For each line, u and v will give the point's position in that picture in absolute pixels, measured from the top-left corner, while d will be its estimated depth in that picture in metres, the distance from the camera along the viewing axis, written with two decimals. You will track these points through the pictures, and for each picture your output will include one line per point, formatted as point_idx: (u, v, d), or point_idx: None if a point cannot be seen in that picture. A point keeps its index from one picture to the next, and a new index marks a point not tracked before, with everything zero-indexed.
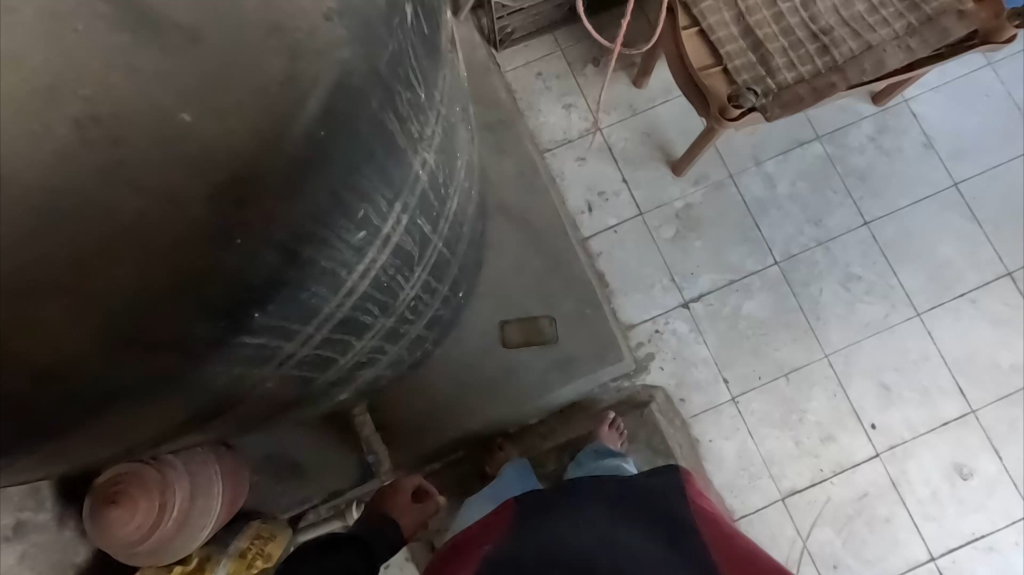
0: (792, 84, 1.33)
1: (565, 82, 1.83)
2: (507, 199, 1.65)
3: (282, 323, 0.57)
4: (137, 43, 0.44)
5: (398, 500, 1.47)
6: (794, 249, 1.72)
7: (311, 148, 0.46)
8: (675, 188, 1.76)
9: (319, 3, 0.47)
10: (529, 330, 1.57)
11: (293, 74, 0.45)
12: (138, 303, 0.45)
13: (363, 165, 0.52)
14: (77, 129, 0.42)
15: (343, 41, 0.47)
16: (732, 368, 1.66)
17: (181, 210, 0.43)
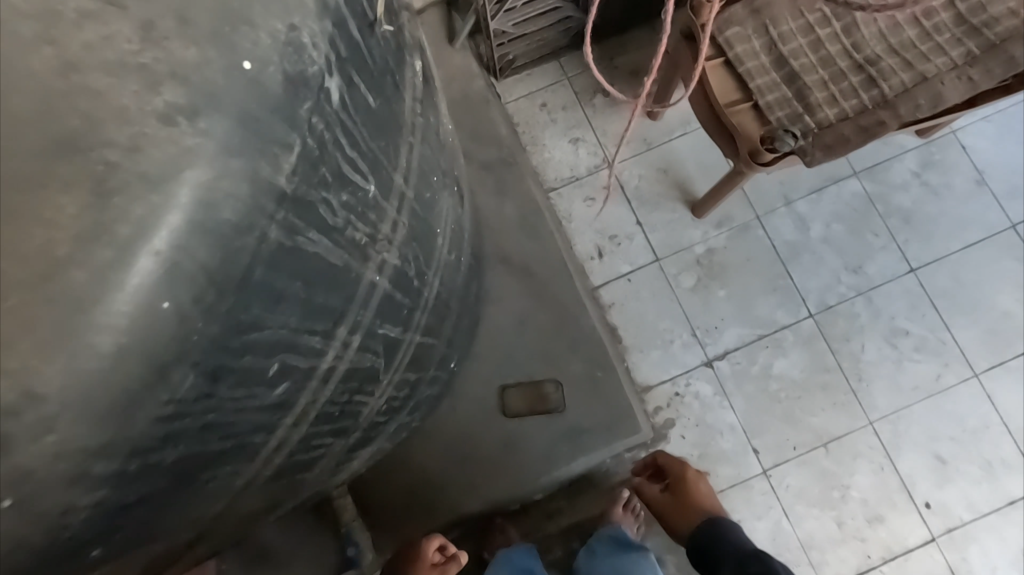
0: (835, 121, 1.15)
1: (572, 113, 1.66)
2: (507, 247, 1.50)
3: (178, 500, 0.54)
4: None
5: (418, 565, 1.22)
6: (831, 300, 1.53)
7: (144, 320, 0.42)
8: (696, 231, 1.58)
9: (137, 101, 0.42)
10: (534, 395, 1.40)
11: (104, 222, 0.40)
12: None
13: (251, 324, 0.48)
14: None
15: (179, 164, 0.42)
16: (763, 436, 1.47)
17: None
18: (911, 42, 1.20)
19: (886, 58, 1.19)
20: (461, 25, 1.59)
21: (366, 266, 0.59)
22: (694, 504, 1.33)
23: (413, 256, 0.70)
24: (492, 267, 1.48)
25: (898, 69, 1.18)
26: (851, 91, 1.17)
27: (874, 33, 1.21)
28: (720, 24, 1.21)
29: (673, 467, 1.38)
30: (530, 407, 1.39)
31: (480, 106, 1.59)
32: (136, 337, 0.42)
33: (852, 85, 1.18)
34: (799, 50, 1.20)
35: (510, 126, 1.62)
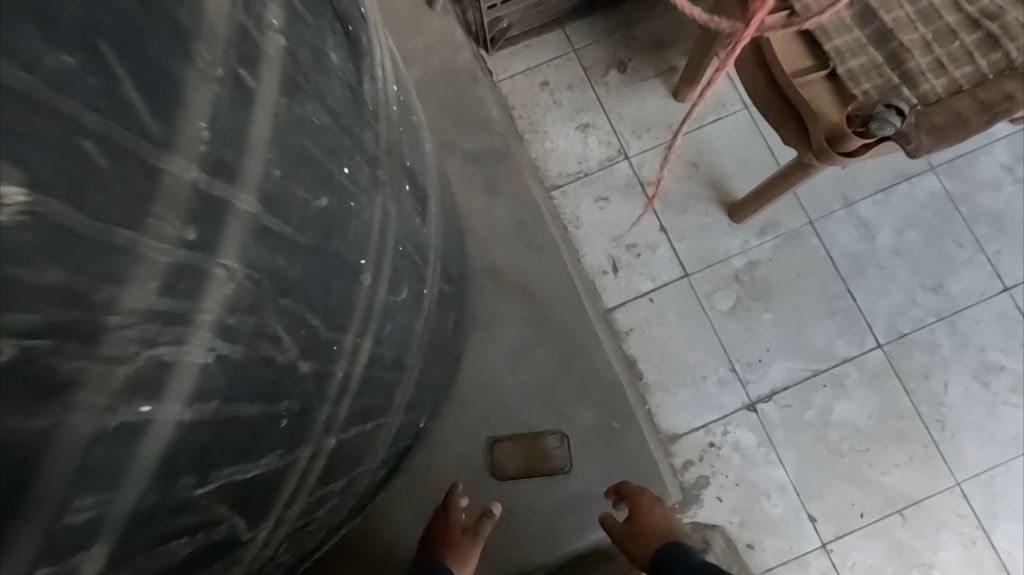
0: (944, 95, 0.84)
1: (581, 94, 1.35)
2: (499, 260, 1.20)
3: None
4: None
5: (450, 534, 1.03)
6: (905, 327, 1.22)
7: None
8: (734, 239, 1.28)
9: None
10: (532, 451, 1.11)
11: None
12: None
13: None
14: None
15: None
16: (821, 500, 1.17)
17: None
18: None
19: (1011, 10, 0.87)
20: None
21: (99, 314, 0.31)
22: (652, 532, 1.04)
23: None
24: (480, 284, 1.18)
25: None
26: (965, 54, 0.86)
27: None
28: None
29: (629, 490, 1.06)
30: (528, 466, 1.10)
31: (465, 85, 1.27)
32: None
33: (966, 46, 0.86)
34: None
35: (504, 108, 1.31)
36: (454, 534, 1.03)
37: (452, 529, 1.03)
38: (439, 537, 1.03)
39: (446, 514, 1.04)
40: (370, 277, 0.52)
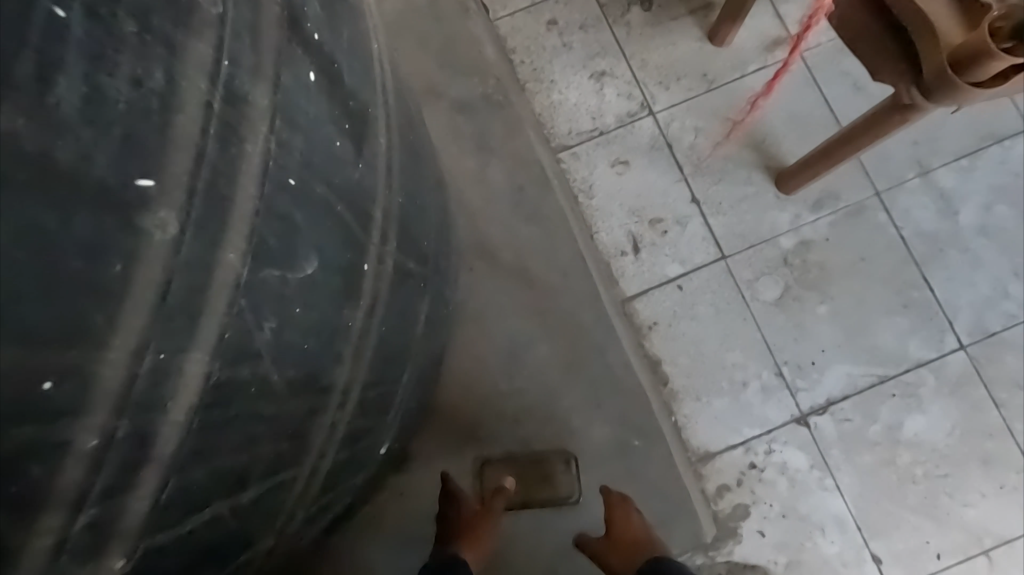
0: None
1: (596, 35, 1.09)
2: (494, 235, 0.98)
3: None
4: None
5: (460, 518, 0.83)
6: (992, 325, 0.99)
7: None
8: (782, 214, 1.04)
9: None
10: (530, 478, 0.91)
11: None
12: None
13: None
14: None
15: None
16: (889, 537, 0.94)
17: None
18: None
19: None
20: None
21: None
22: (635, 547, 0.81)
23: None
24: (469, 266, 0.96)
25: None
26: None
27: None
28: None
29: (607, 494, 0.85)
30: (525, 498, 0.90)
31: (456, 17, 1.06)
32: None
33: None
34: None
35: (501, 50, 1.06)
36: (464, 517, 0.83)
37: (463, 511, 0.84)
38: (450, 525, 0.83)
39: (453, 494, 0.85)
40: None
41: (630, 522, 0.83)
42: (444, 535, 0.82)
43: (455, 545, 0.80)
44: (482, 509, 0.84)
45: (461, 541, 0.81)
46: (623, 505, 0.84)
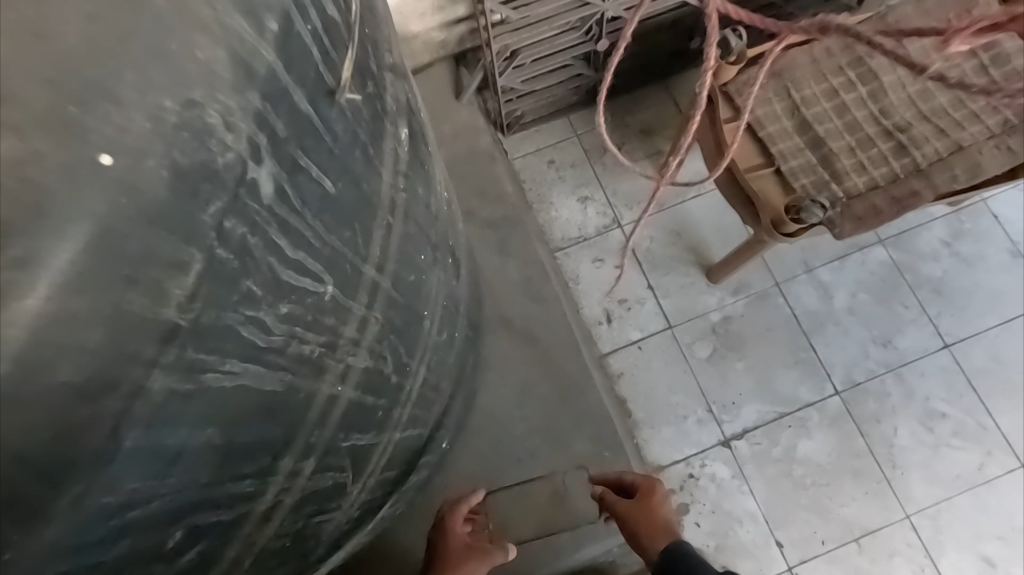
0: (864, 191, 1.07)
1: (581, 172, 1.58)
2: (510, 310, 1.40)
3: None
4: None
5: (449, 550, 1.05)
6: (858, 376, 1.41)
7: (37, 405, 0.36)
8: (712, 296, 1.48)
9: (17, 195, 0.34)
10: (547, 501, 1.28)
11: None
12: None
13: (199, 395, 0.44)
14: None
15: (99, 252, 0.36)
16: (786, 528, 1.33)
17: None
18: (943, 108, 1.12)
19: (916, 125, 1.11)
20: (468, 78, 1.51)
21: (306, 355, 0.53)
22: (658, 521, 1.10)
23: (379, 343, 0.65)
24: (493, 331, 1.39)
25: (930, 137, 1.10)
26: (881, 158, 1.10)
27: (903, 99, 1.13)
28: (739, 85, 1.14)
29: (641, 481, 1.15)
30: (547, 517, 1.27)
31: (485, 163, 1.50)
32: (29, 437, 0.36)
33: (881, 152, 1.10)
34: (825, 114, 1.13)
35: (516, 184, 1.54)
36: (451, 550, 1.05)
37: (452, 543, 1.05)
38: (439, 551, 1.05)
39: (447, 529, 1.07)
40: (428, 324, 0.72)
41: (660, 505, 1.12)
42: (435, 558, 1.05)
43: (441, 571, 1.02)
44: (468, 545, 1.05)
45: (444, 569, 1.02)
46: (654, 488, 1.13)
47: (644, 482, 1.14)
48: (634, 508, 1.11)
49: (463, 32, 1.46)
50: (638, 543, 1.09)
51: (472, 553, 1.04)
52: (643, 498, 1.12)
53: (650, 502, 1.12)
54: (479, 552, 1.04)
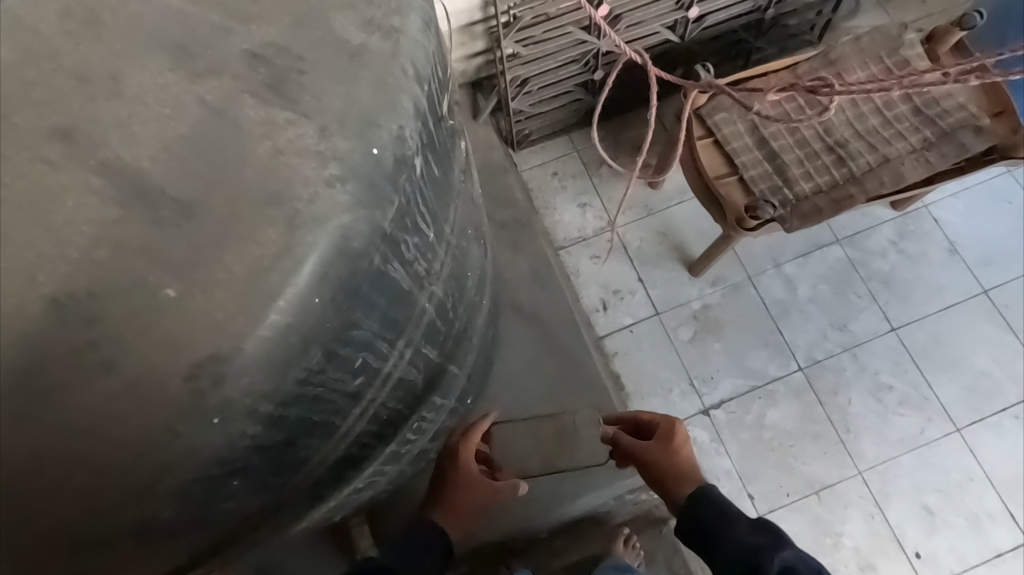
0: (810, 195, 1.33)
1: (581, 182, 1.82)
2: (519, 297, 1.61)
3: (265, 484, 0.54)
4: (122, 212, 0.40)
5: (460, 485, 1.16)
6: (819, 355, 1.65)
7: (302, 321, 0.43)
8: (693, 288, 1.72)
9: (322, 167, 0.43)
10: (555, 439, 1.49)
11: (286, 248, 0.42)
12: (56, 429, 0.39)
13: (362, 320, 0.50)
14: (52, 308, 0.39)
15: (347, 206, 0.44)
16: (757, 483, 1.55)
17: (154, 393, 0.40)
18: (876, 128, 1.38)
19: (853, 141, 1.37)
20: (484, 102, 1.72)
21: (428, 308, 0.68)
22: (682, 463, 1.10)
23: (450, 290, 0.78)
24: (506, 316, 1.59)
25: (864, 152, 1.36)
26: (824, 168, 1.35)
27: (843, 121, 1.40)
28: (709, 109, 1.40)
29: (661, 420, 1.15)
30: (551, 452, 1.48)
31: (497, 172, 1.73)
32: (296, 338, 0.44)
33: (825, 163, 1.36)
34: (779, 132, 1.39)
35: (526, 191, 1.77)
36: (464, 484, 1.16)
37: (463, 479, 1.16)
38: (449, 485, 1.16)
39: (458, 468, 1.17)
40: (473, 289, 0.95)
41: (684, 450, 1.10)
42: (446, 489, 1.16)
43: (452, 499, 1.16)
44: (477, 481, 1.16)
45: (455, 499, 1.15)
46: (679, 431, 1.12)
47: (668, 424, 1.12)
48: (656, 448, 1.12)
49: (481, 64, 1.65)
50: (662, 484, 1.10)
51: (481, 487, 1.17)
52: (668, 441, 1.11)
53: (672, 443, 1.11)
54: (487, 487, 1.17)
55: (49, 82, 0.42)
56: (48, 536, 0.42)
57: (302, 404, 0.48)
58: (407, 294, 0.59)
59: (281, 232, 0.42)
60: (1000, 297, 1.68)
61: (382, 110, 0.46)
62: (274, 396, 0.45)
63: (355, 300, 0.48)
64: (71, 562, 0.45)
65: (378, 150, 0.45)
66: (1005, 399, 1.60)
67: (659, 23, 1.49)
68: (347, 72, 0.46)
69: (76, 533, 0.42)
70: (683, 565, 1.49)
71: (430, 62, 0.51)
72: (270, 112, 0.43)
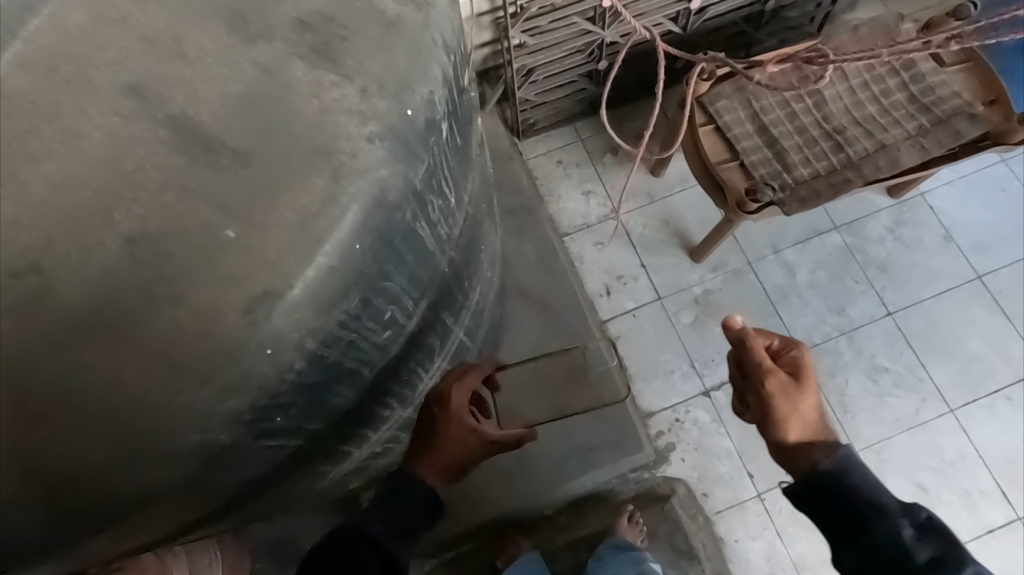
0: (809, 179, 1.37)
1: (585, 170, 1.85)
2: (525, 282, 1.64)
3: (310, 402, 0.66)
4: (193, 166, 0.54)
5: (450, 435, 0.91)
6: (817, 338, 1.69)
7: (345, 255, 0.57)
8: (694, 273, 1.75)
9: (361, 128, 0.57)
10: (566, 379, 1.55)
11: (331, 196, 0.55)
12: (136, 351, 0.52)
13: (391, 273, 0.64)
14: (126, 244, 0.52)
15: (383, 162, 0.57)
16: (757, 462, 1.59)
17: (219, 312, 0.53)
18: (873, 115, 1.42)
19: (851, 128, 1.41)
20: (490, 91, 1.74)
21: (447, 273, 0.80)
22: (812, 419, 0.88)
23: (464, 259, 0.85)
24: (512, 300, 1.61)
25: (861, 138, 1.40)
26: (822, 154, 1.40)
27: (841, 108, 1.44)
28: (710, 97, 1.44)
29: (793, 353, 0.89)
30: (560, 398, 1.50)
31: (504, 161, 1.76)
32: (337, 270, 0.57)
33: (823, 149, 1.40)
34: (780, 119, 1.43)
35: (531, 178, 1.80)
36: (456, 438, 0.91)
37: (452, 428, 0.91)
38: (436, 436, 0.91)
39: (447, 412, 0.92)
40: (485, 263, 1.00)
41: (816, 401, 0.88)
42: (431, 439, 0.91)
43: (438, 454, 0.90)
44: (471, 430, 0.91)
45: (442, 455, 0.90)
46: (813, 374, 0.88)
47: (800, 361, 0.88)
48: (785, 386, 0.86)
49: (488, 54, 1.66)
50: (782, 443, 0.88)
51: (476, 438, 0.91)
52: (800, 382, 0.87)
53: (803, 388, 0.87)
54: (483, 437, 0.92)
55: (172, 68, 0.56)
56: (125, 444, 0.53)
57: (344, 332, 0.62)
58: (430, 254, 0.71)
59: (332, 179, 0.55)
60: (994, 282, 1.72)
61: (415, 78, 0.59)
62: (328, 317, 0.59)
63: (387, 242, 0.61)
64: (152, 462, 0.55)
65: (411, 112, 0.59)
66: (998, 380, 1.65)
67: (662, 14, 1.54)
68: (386, 41, 0.59)
69: (146, 441, 0.54)
70: (684, 542, 1.52)
71: (455, 34, 0.64)
72: (311, 94, 0.56)
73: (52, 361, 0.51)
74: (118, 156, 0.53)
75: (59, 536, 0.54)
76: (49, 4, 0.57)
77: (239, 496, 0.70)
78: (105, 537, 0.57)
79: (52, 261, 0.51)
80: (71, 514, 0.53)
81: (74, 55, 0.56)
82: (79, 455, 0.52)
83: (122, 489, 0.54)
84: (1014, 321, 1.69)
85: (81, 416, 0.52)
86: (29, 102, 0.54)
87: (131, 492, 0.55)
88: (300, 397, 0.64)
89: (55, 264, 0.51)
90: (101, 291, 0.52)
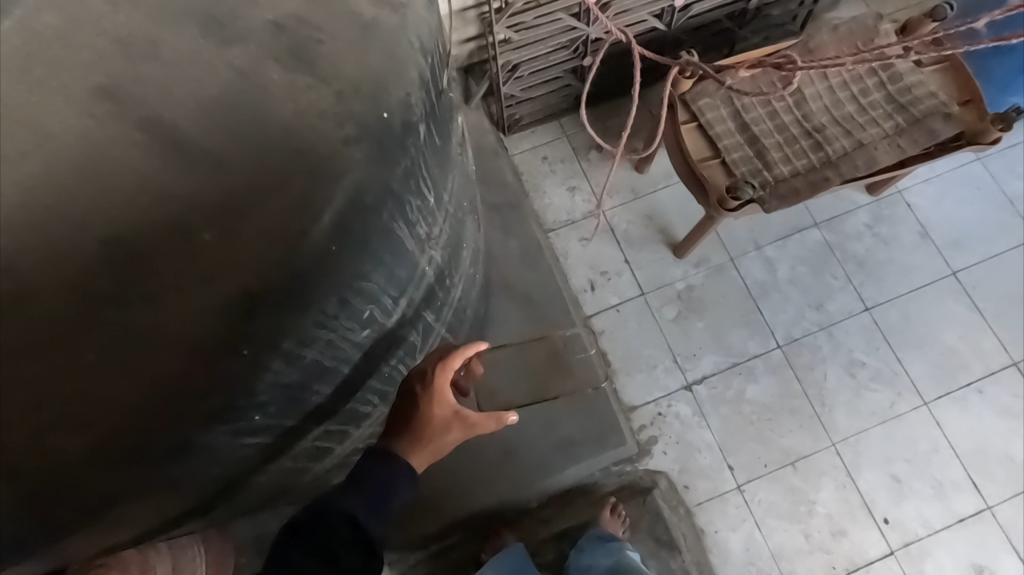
0: (788, 177, 1.40)
1: (570, 166, 1.86)
2: (510, 277, 1.65)
3: (288, 397, 0.67)
4: (167, 168, 0.54)
5: (431, 419, 0.91)
6: (796, 333, 1.72)
7: (323, 256, 0.58)
8: (677, 269, 1.76)
9: (338, 130, 0.57)
10: (542, 360, 1.58)
11: (308, 198, 0.56)
12: (114, 349, 0.53)
13: (370, 273, 0.65)
14: (103, 246, 0.52)
15: (360, 164, 0.58)
16: (737, 455, 1.62)
17: (198, 310, 0.54)
18: (851, 114, 1.45)
19: (830, 127, 1.44)
20: (476, 86, 1.74)
21: (427, 271, 0.80)
22: None
23: (445, 256, 0.86)
24: (497, 295, 1.62)
25: (839, 137, 1.42)
26: (802, 152, 1.42)
27: (820, 107, 1.46)
28: (693, 95, 1.45)
29: None
30: (540, 384, 1.56)
31: (490, 156, 1.76)
32: (313, 271, 0.58)
33: (803, 147, 1.42)
34: (760, 117, 1.45)
35: (516, 174, 1.80)
36: (437, 419, 0.91)
37: (434, 412, 0.91)
38: (419, 419, 0.91)
39: (429, 396, 0.91)
40: (467, 261, 1.01)
41: None
42: (414, 422, 0.92)
43: (419, 439, 0.91)
44: (452, 414, 0.91)
45: (423, 440, 0.91)
46: None
47: None
48: None
49: (472, 49, 1.65)
50: None
51: (456, 421, 0.91)
52: None
53: None
54: (464, 421, 0.92)
55: (145, 70, 0.56)
56: (100, 444, 0.54)
57: (321, 332, 0.64)
58: (409, 253, 0.72)
59: (308, 183, 0.56)
60: (968, 278, 1.76)
61: (391, 80, 0.60)
62: (304, 319, 0.60)
63: (362, 245, 0.62)
64: (130, 459, 0.55)
65: (387, 115, 0.60)
66: (971, 373, 1.69)
67: (647, 11, 1.54)
68: (362, 44, 0.60)
69: (125, 439, 0.54)
70: (665, 533, 1.54)
71: (431, 36, 0.66)
72: (288, 97, 0.57)
73: (30, 360, 0.51)
74: (94, 158, 0.53)
75: (35, 534, 0.54)
76: (22, 5, 0.57)
77: (218, 493, 0.71)
78: (78, 537, 0.57)
79: (27, 262, 0.51)
80: (47, 513, 0.53)
81: (47, 55, 0.56)
82: (56, 454, 0.52)
83: (96, 489, 0.55)
84: (986, 316, 1.74)
85: (58, 417, 0.52)
86: (2, 105, 0.54)
87: (106, 492, 0.55)
88: (276, 397, 0.65)
89: (31, 266, 0.51)
90: (81, 289, 0.52)
